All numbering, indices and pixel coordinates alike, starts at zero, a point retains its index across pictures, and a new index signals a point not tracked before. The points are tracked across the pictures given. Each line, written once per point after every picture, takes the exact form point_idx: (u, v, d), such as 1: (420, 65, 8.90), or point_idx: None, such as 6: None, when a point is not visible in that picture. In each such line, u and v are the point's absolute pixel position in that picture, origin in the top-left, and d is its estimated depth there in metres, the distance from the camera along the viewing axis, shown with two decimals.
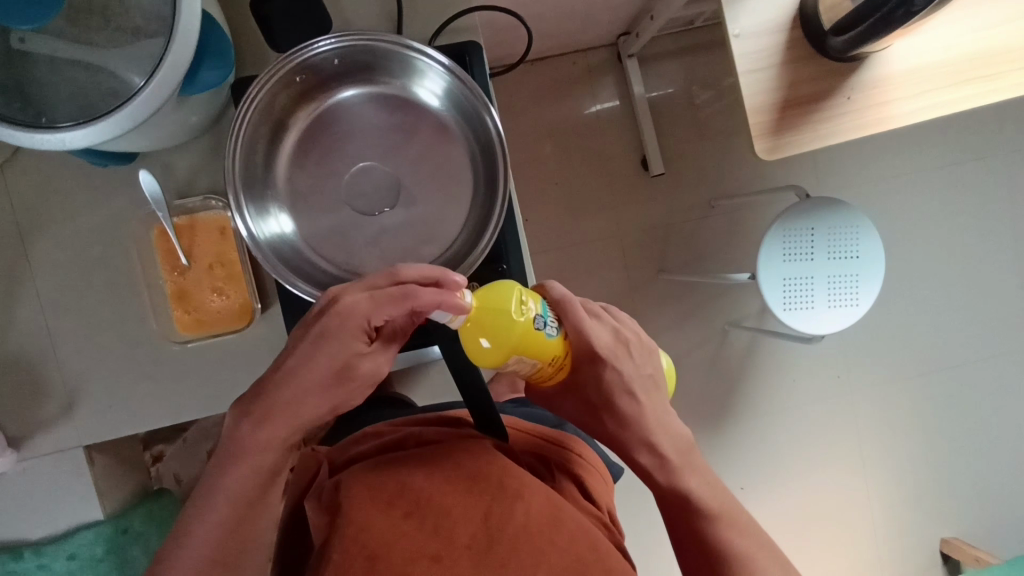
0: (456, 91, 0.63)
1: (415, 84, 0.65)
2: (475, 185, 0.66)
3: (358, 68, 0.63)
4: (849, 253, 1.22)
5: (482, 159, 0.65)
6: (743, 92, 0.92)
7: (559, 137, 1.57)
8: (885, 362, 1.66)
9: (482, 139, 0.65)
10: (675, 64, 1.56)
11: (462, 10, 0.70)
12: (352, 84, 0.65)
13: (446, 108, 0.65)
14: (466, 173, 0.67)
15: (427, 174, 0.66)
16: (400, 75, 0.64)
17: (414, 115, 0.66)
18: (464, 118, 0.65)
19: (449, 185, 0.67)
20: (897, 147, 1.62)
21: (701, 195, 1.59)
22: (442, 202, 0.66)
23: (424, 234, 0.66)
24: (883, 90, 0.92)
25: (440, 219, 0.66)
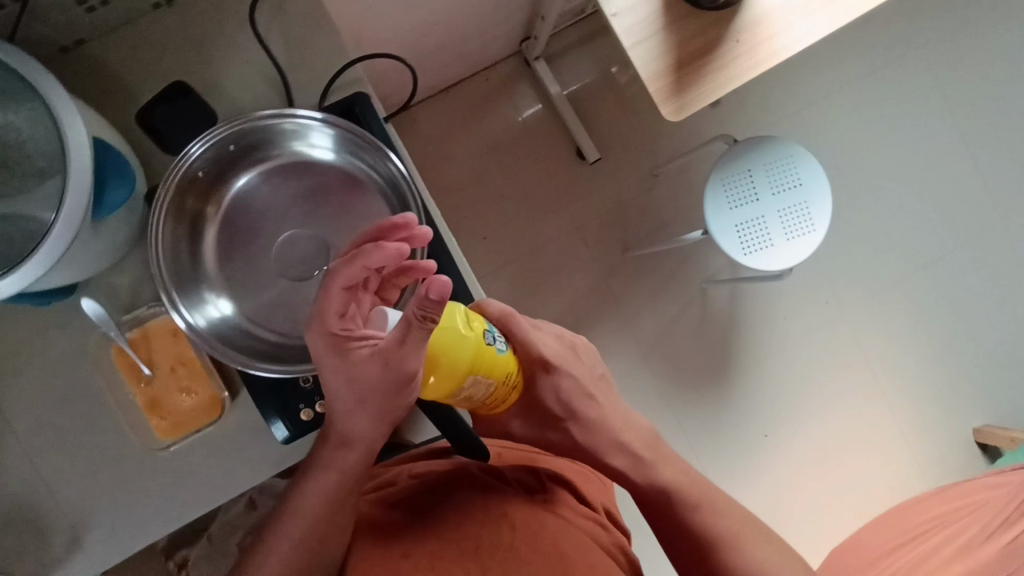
0: (349, 141, 0.66)
1: (313, 146, 0.68)
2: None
3: (254, 148, 0.66)
4: (790, 183, 1.25)
5: (394, 196, 0.67)
6: (635, 65, 0.95)
7: (494, 152, 1.61)
8: (864, 274, 1.68)
9: (387, 179, 0.67)
10: (582, 53, 1.61)
11: (342, 68, 0.74)
12: (254, 164, 0.68)
13: (347, 160, 0.68)
14: (384, 215, 0.69)
15: (348, 226, 0.69)
16: (297, 142, 0.67)
17: (320, 175, 0.68)
18: (366, 164, 0.67)
19: None
20: (811, 71, 1.67)
21: (643, 168, 1.63)
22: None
23: None
24: (766, 26, 0.94)
25: None
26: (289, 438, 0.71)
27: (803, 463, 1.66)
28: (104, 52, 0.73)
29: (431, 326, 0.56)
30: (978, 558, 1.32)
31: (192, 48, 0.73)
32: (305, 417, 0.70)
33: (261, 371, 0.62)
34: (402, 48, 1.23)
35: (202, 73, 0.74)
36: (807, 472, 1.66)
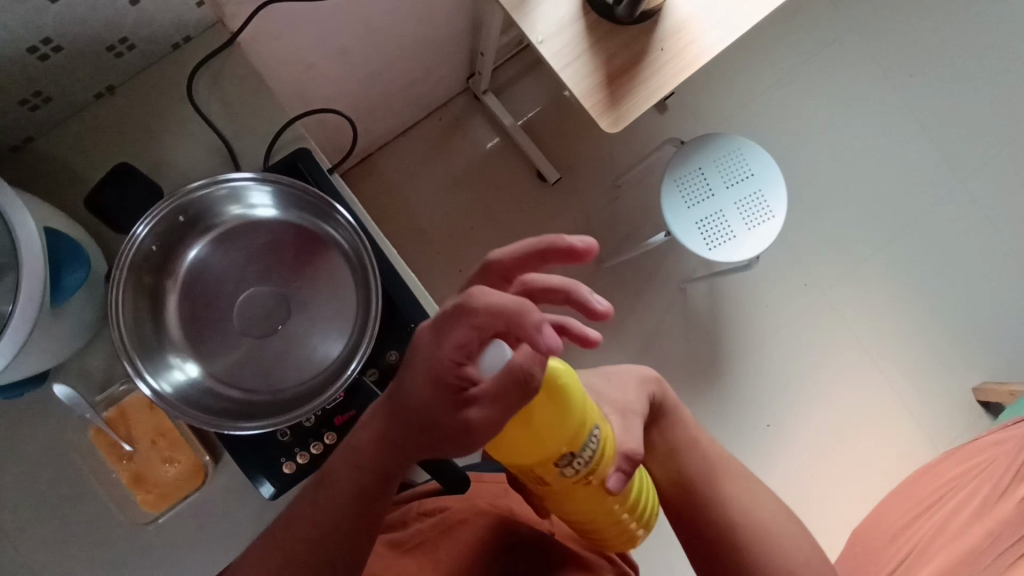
0: (292, 195, 0.69)
1: (261, 206, 0.70)
2: (350, 266, 0.71)
3: (204, 216, 0.69)
4: (742, 174, 1.28)
5: (343, 242, 0.70)
6: (569, 85, 0.99)
7: (459, 186, 1.65)
8: (836, 252, 1.71)
9: (335, 225, 0.70)
10: (530, 81, 1.67)
11: (283, 127, 0.77)
12: (206, 232, 0.70)
13: (295, 214, 0.71)
14: (338, 261, 0.71)
15: (305, 278, 0.71)
16: (243, 205, 0.70)
17: (271, 233, 0.71)
18: (313, 215, 0.70)
19: (328, 279, 0.71)
20: (749, 67, 1.73)
21: (604, 181, 1.67)
22: (327, 294, 0.71)
23: (322, 329, 0.70)
24: (686, 31, 0.99)
25: (331, 311, 0.71)
26: (276, 493, 0.70)
27: (811, 448, 1.65)
28: (53, 146, 0.76)
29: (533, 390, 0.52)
30: (997, 516, 1.30)
31: (137, 130, 0.77)
32: (288, 471, 0.70)
33: (233, 429, 0.63)
34: (350, 101, 1.27)
35: (150, 151, 0.77)
36: (817, 456, 1.65)
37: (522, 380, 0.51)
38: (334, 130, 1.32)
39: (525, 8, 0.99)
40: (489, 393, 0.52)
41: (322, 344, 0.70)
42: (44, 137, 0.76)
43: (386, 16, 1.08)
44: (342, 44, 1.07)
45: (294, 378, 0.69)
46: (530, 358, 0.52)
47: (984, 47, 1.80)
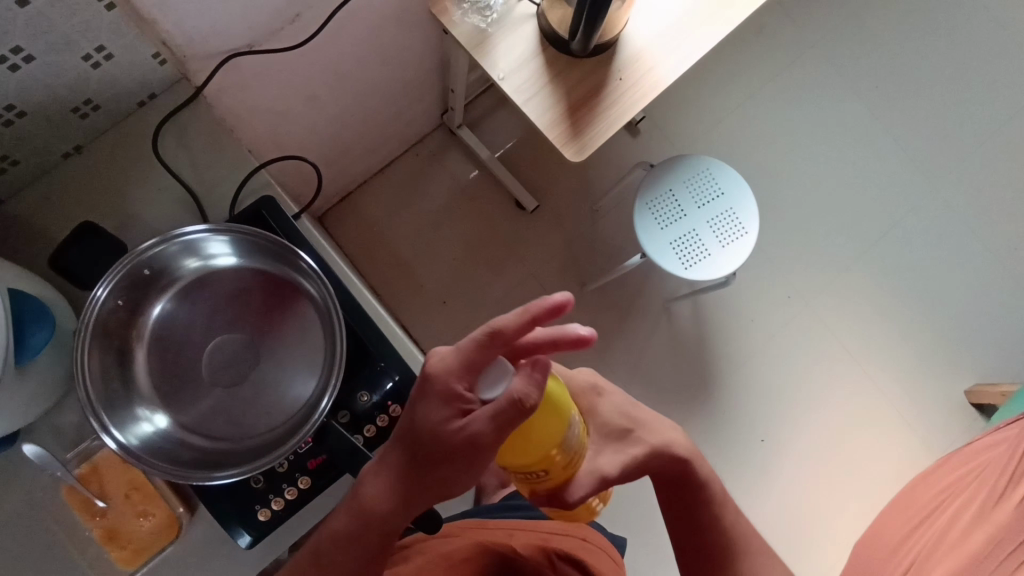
0: (255, 244, 0.69)
1: (224, 256, 0.71)
2: (315, 310, 0.71)
3: (167, 269, 0.70)
4: (713, 194, 1.30)
5: (307, 286, 0.71)
6: (532, 118, 1.01)
7: (439, 220, 1.66)
8: (816, 263, 1.72)
9: (298, 271, 0.70)
10: (504, 113, 1.70)
11: (248, 176, 0.79)
12: (172, 284, 0.71)
13: (258, 262, 0.72)
14: (303, 303, 0.72)
15: (272, 324, 0.71)
16: (207, 256, 0.71)
17: (237, 282, 0.72)
18: (277, 262, 0.71)
19: (295, 322, 0.72)
20: (718, 87, 1.77)
21: (581, 206, 1.69)
22: (295, 340, 0.72)
23: (291, 372, 0.71)
24: (643, 60, 1.02)
25: (299, 354, 0.71)
26: (253, 542, 0.70)
27: (808, 461, 1.64)
28: (22, 207, 0.77)
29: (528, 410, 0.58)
30: (996, 521, 1.28)
31: (104, 187, 0.78)
32: (263, 517, 0.70)
33: (203, 480, 0.63)
34: (324, 144, 1.29)
35: (117, 206, 0.78)
36: (814, 469, 1.64)
37: (517, 402, 0.58)
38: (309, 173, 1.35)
39: (485, 46, 1.02)
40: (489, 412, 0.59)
41: (292, 388, 0.71)
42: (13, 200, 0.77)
43: (352, 62, 1.11)
44: (311, 90, 1.10)
45: (264, 426, 0.69)
46: (525, 379, 0.59)
47: (945, 55, 1.84)
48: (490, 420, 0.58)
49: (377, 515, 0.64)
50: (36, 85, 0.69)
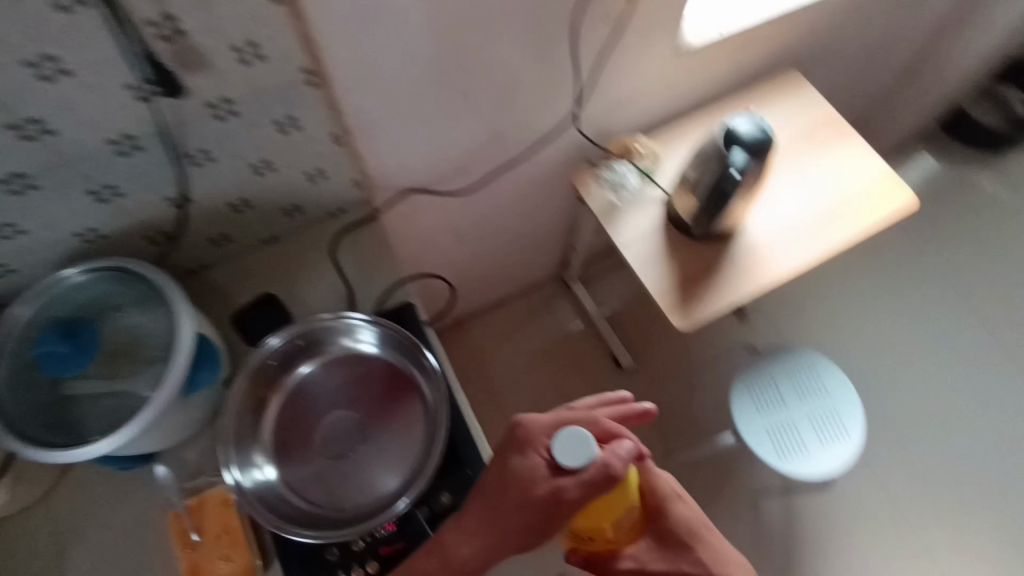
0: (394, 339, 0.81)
1: (364, 342, 0.83)
2: (426, 407, 0.79)
3: (317, 343, 0.83)
4: (816, 390, 1.28)
5: (426, 383, 0.80)
6: (648, 285, 1.11)
7: (537, 359, 1.75)
8: (932, 490, 1.56)
9: (422, 368, 0.80)
10: (615, 275, 1.84)
11: (398, 283, 0.95)
12: (318, 356, 0.83)
13: (391, 353, 0.83)
14: (416, 400, 0.81)
15: (384, 410, 0.80)
16: (352, 338, 0.83)
17: (369, 365, 0.82)
18: (407, 357, 0.82)
19: (404, 415, 0.80)
20: (834, 289, 1.79)
21: (677, 374, 1.71)
22: (402, 428, 0.79)
23: (390, 458, 0.77)
24: (758, 253, 1.11)
25: (400, 445, 0.78)
26: None
27: None
28: (222, 274, 0.96)
29: (611, 481, 0.67)
30: None
31: (286, 270, 0.96)
32: None
33: (294, 536, 0.70)
34: (454, 272, 1.47)
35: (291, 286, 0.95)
36: None
37: (605, 468, 0.67)
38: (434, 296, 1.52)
39: (617, 217, 1.16)
40: (576, 475, 0.68)
41: (384, 474, 0.77)
42: (218, 266, 0.97)
43: (496, 211, 1.31)
44: (459, 228, 1.30)
45: (354, 501, 0.75)
46: (612, 453, 0.69)
47: None
48: (579, 483, 0.67)
49: (456, 558, 0.68)
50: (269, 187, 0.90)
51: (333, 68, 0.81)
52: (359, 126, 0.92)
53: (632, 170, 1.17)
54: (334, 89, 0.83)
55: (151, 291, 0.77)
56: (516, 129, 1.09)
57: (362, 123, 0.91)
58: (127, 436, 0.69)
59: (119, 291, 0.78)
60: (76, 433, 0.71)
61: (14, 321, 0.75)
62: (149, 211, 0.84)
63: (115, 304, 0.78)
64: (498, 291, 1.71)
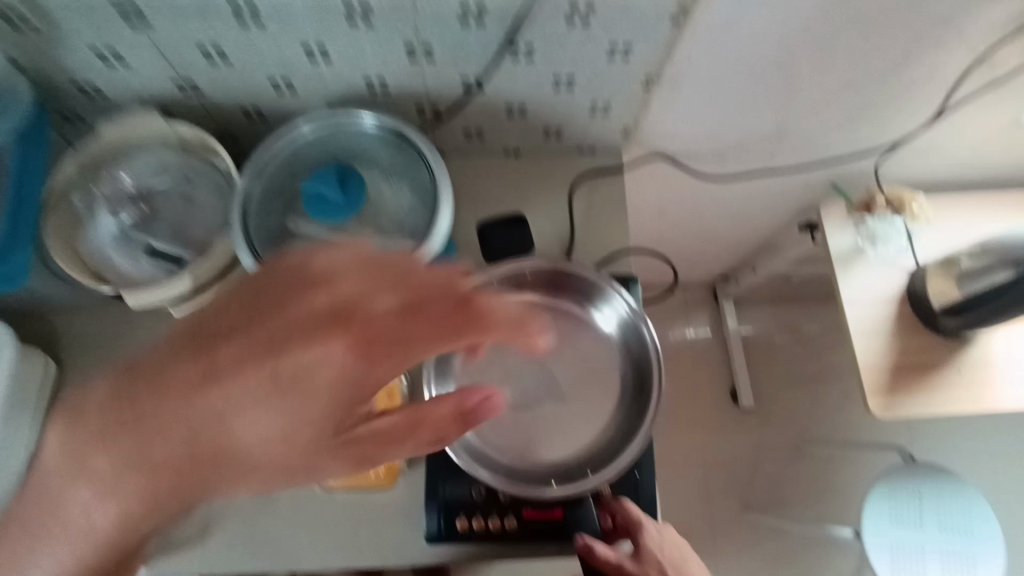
0: (642, 356, 0.74)
1: (614, 334, 0.77)
2: (604, 433, 0.74)
3: (595, 297, 0.77)
4: (963, 528, 1.12)
5: (635, 414, 0.73)
6: (857, 351, 0.97)
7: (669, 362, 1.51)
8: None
9: (639, 406, 0.72)
10: (769, 311, 1.54)
11: (621, 250, 0.88)
12: (564, 300, 0.78)
13: (628, 363, 0.76)
14: (613, 382, 0.76)
15: (580, 381, 0.76)
16: (597, 306, 0.77)
17: (581, 358, 0.77)
18: (631, 377, 0.75)
19: (595, 393, 0.76)
20: (1001, 420, 1.43)
21: (790, 440, 1.45)
22: (565, 441, 0.74)
23: (572, 429, 0.75)
24: (990, 370, 0.95)
25: (587, 420, 0.75)
26: (434, 538, 0.72)
27: None
28: (455, 164, 0.92)
29: None
30: None
31: (513, 188, 0.91)
32: (459, 528, 0.72)
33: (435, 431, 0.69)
34: (646, 236, 1.25)
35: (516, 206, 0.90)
36: None
37: None
38: (649, 268, 1.38)
39: (848, 268, 1.01)
40: None
41: (557, 443, 0.74)
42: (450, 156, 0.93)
43: (714, 209, 1.15)
44: (664, 206, 1.14)
45: (495, 453, 0.73)
46: None
47: None
48: None
49: None
50: (550, 108, 0.82)
51: (710, 8, 0.70)
52: (676, 78, 0.82)
53: (907, 234, 1.01)
54: (690, 30, 0.73)
55: (426, 173, 0.72)
56: (799, 139, 0.96)
57: (683, 74, 0.81)
58: None
59: (389, 154, 0.75)
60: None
61: (297, 154, 0.74)
62: (437, 84, 0.75)
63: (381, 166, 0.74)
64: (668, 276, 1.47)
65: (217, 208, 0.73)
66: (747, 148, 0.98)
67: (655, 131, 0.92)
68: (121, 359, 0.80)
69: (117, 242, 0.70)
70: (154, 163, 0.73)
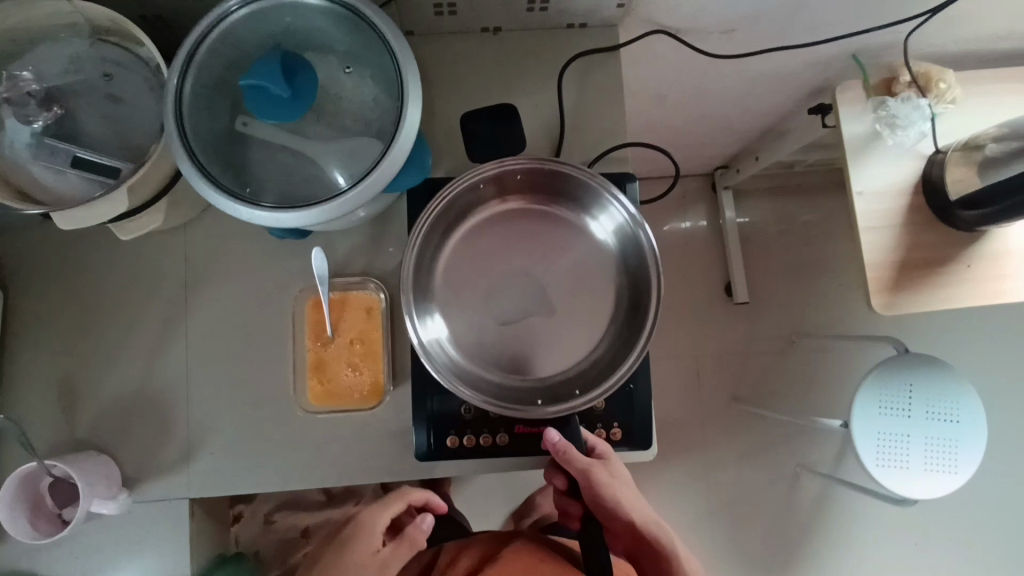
0: (640, 268, 0.69)
1: (610, 245, 0.72)
2: (596, 350, 0.70)
3: (588, 205, 0.71)
4: (947, 415, 1.14)
5: (630, 329, 0.69)
6: (863, 246, 0.92)
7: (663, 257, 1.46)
8: (974, 547, 1.38)
9: (635, 321, 0.68)
10: (768, 202, 1.47)
11: (618, 144, 0.79)
12: (559, 207, 0.73)
13: (625, 275, 0.71)
14: (608, 295, 0.71)
15: (573, 294, 0.71)
16: (594, 214, 0.72)
17: (573, 269, 0.72)
18: (627, 291, 0.71)
19: (589, 306, 0.71)
20: (993, 308, 1.42)
21: (783, 333, 1.44)
22: (556, 359, 0.70)
23: (565, 344, 0.71)
24: (1001, 264, 0.90)
25: (581, 334, 0.71)
26: (423, 453, 0.70)
27: None
28: (424, 48, 0.80)
29: None
30: None
31: (494, 74, 0.80)
32: (449, 445, 0.70)
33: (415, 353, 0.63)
34: (641, 124, 1.14)
35: (498, 97, 0.80)
36: None
37: None
38: (644, 160, 1.29)
39: (861, 157, 0.93)
40: None
41: (549, 358, 0.70)
42: (420, 37, 0.80)
43: (719, 92, 1.04)
44: (663, 91, 1.02)
45: (482, 367, 0.69)
46: None
47: None
48: None
49: None
50: None
51: None
52: None
53: (930, 118, 0.92)
54: None
55: (389, 61, 0.61)
56: (823, 8, 0.84)
57: None
58: (309, 218, 0.59)
59: (344, 38, 0.63)
60: (249, 186, 0.61)
61: (234, 39, 0.61)
62: None
63: (337, 54, 0.63)
64: (665, 167, 1.37)
65: (148, 110, 0.63)
66: (763, 20, 0.85)
67: (656, 2, 0.79)
68: (72, 280, 0.74)
69: (34, 155, 0.60)
70: (66, 57, 0.62)
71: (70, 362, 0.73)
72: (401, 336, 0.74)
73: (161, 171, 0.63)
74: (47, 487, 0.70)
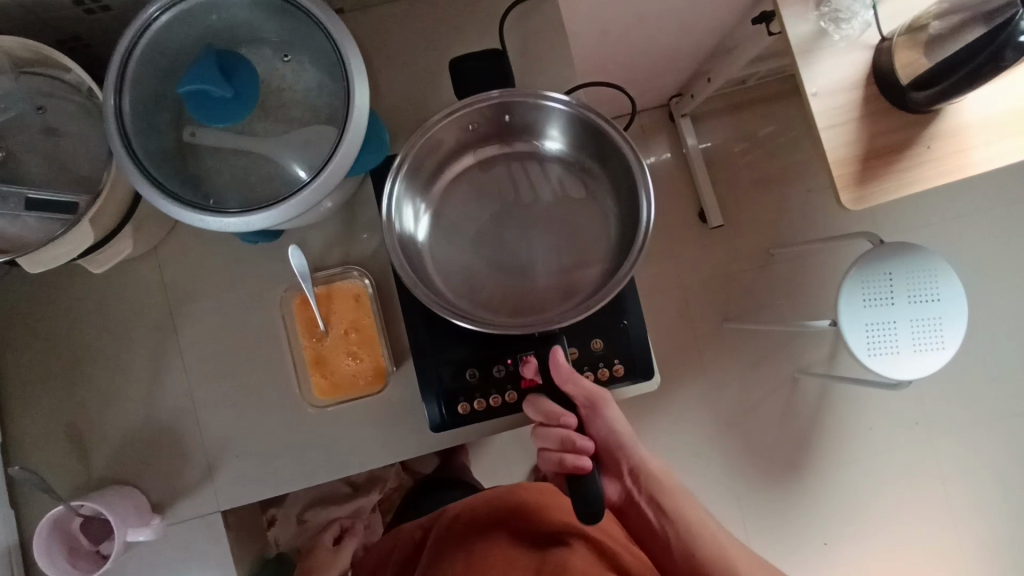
0: (600, 140, 0.69)
1: (554, 143, 0.73)
2: (604, 249, 0.70)
3: (515, 132, 0.73)
4: (928, 296, 1.18)
5: (625, 200, 0.70)
6: (825, 145, 0.93)
7: None
8: (969, 413, 1.45)
9: (628, 202, 0.68)
10: (727, 120, 1.47)
11: (571, 87, 0.78)
12: (513, 143, 0.74)
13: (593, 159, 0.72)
14: (591, 190, 0.73)
15: (561, 210, 0.73)
16: (541, 133, 0.73)
17: (558, 187, 0.73)
18: (609, 172, 0.72)
19: (579, 211, 0.73)
20: (953, 184, 1.46)
21: (761, 246, 1.47)
22: (573, 270, 0.71)
23: (573, 256, 0.71)
24: (959, 138, 0.92)
25: (581, 240, 0.72)
26: (438, 424, 0.71)
27: None
28: (360, 25, 0.78)
29: None
30: None
31: (434, 41, 0.78)
32: (461, 411, 0.71)
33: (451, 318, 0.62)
34: (588, 64, 1.13)
35: (443, 62, 0.78)
36: None
37: None
38: (599, 101, 1.29)
39: (809, 57, 0.93)
40: None
41: (565, 275, 0.71)
42: (352, 14, 0.78)
43: (660, 19, 1.03)
44: (604, 27, 1.01)
45: (500, 314, 0.69)
46: None
47: None
48: None
49: None
50: None
51: None
52: None
53: (871, 7, 0.92)
54: None
55: (326, 41, 0.60)
56: None
57: None
58: (278, 216, 0.58)
59: (275, 26, 0.61)
60: (212, 197, 0.60)
61: (164, 48, 0.60)
62: None
63: (271, 44, 0.62)
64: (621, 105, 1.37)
65: (93, 137, 0.61)
66: None
67: None
68: (56, 323, 0.73)
69: None
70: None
71: (71, 403, 0.73)
72: (393, 316, 0.75)
73: (118, 198, 0.62)
74: (79, 528, 0.71)
